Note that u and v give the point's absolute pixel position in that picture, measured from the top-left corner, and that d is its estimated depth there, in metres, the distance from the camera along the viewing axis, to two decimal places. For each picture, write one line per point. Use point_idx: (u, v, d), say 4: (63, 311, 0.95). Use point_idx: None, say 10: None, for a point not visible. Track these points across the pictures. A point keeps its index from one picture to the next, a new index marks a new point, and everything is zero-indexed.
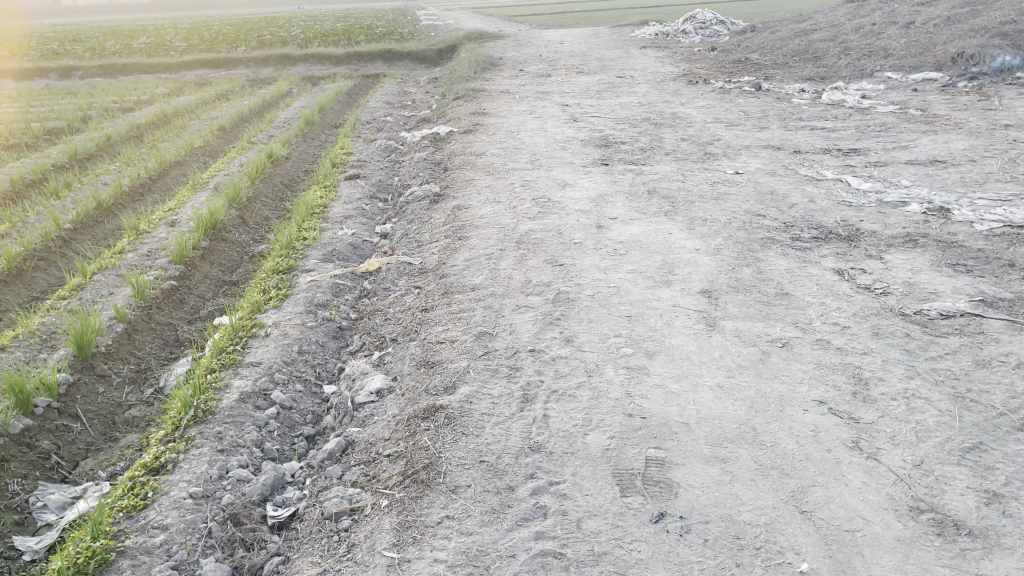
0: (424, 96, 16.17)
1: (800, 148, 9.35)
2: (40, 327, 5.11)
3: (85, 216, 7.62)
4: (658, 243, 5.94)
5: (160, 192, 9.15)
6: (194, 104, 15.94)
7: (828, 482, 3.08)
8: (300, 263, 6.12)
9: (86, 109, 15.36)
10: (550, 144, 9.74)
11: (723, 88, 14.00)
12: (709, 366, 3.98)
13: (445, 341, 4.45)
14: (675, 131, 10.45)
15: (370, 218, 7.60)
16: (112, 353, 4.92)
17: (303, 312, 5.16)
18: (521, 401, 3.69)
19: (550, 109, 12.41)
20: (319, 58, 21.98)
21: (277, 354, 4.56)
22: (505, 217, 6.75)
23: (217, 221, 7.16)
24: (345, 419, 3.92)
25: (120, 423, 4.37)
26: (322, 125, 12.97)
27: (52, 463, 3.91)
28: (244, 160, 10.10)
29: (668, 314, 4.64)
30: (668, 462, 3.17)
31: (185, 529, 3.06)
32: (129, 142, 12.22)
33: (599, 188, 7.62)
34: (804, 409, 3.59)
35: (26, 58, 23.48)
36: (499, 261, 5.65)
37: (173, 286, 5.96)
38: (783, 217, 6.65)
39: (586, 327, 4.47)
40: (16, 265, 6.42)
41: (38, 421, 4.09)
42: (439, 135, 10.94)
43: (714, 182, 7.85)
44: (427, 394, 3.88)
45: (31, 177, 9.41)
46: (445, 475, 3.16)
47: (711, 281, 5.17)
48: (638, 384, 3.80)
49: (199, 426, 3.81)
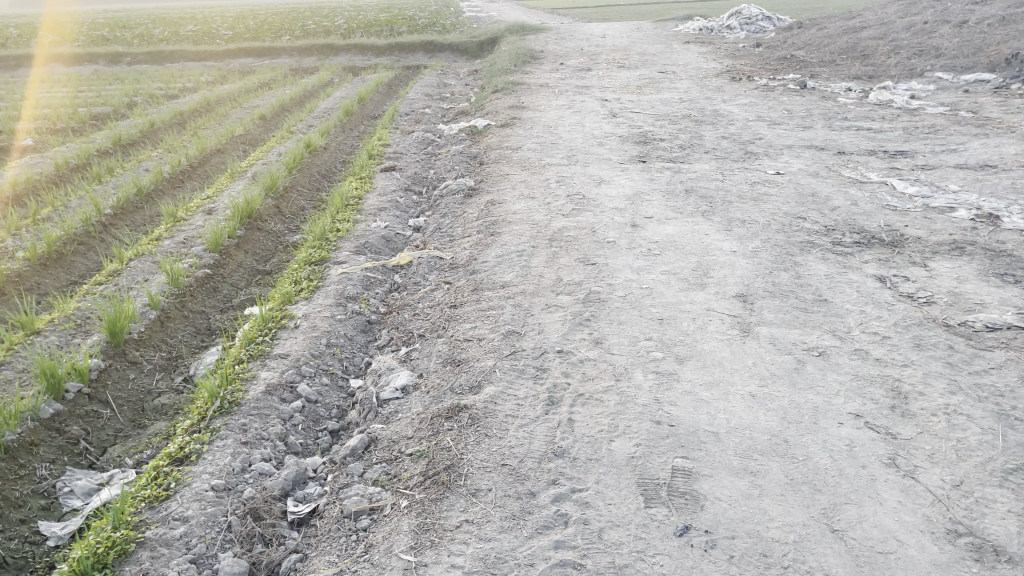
0: (464, 88, 16.13)
1: (844, 148, 9.13)
2: (76, 312, 5.17)
3: (125, 202, 7.72)
4: (693, 244, 5.82)
5: (199, 179, 9.24)
6: (237, 92, 16.11)
7: (862, 500, 2.97)
8: (332, 255, 6.12)
9: (132, 95, 15.59)
10: (587, 140, 9.64)
11: (767, 85, 13.74)
12: (741, 374, 3.88)
13: (472, 339, 4.40)
14: (715, 129, 10.27)
15: (403, 211, 7.58)
16: (144, 340, 4.95)
17: (332, 304, 5.15)
18: (547, 403, 3.62)
19: (589, 104, 12.29)
20: (361, 48, 22.07)
21: (305, 346, 4.55)
22: (538, 213, 6.68)
23: (253, 211, 7.21)
24: (370, 415, 3.89)
25: (149, 410, 4.40)
26: (361, 115, 13.01)
27: (81, 449, 3.94)
28: (283, 150, 10.16)
29: (701, 318, 4.53)
30: (695, 473, 3.08)
31: (206, 521, 3.05)
32: (172, 129, 12.37)
33: (636, 185, 7.52)
34: (838, 422, 3.47)
35: (76, 44, 23.95)
36: (530, 258, 5.59)
37: (207, 274, 6.00)
38: (824, 220, 6.49)
39: (616, 329, 4.39)
40: (56, 249, 6.52)
41: (69, 406, 4.13)
42: (476, 128, 10.89)
43: (754, 182, 7.69)
44: (452, 393, 3.84)
45: (75, 161, 9.57)
46: (466, 478, 3.11)
47: (747, 284, 5.05)
48: (668, 391, 3.71)
49: (224, 417, 3.81)
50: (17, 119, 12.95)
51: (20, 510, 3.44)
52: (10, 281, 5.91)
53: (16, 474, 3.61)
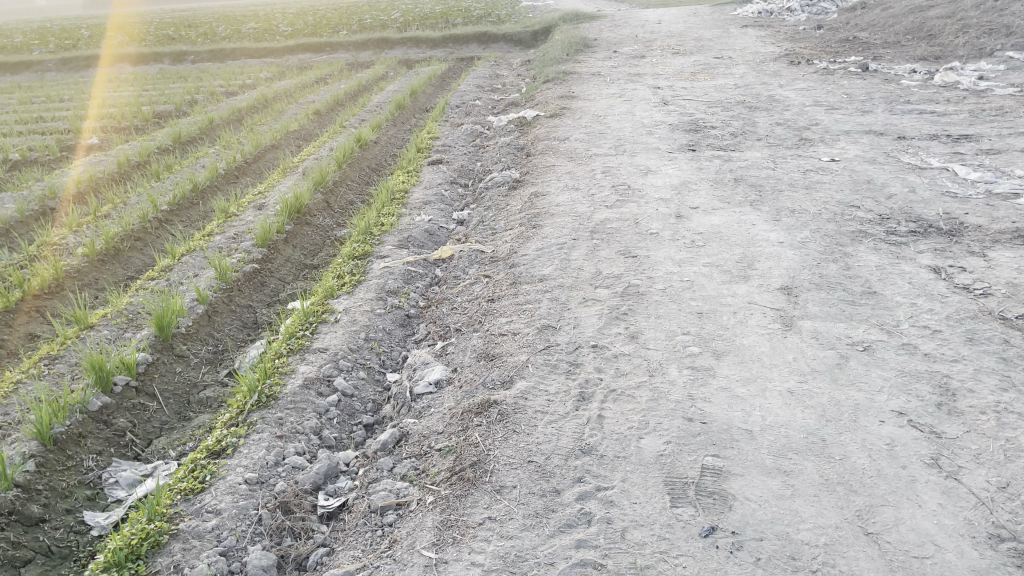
0: (516, 79, 16.10)
1: (905, 133, 8.80)
2: (128, 307, 5.33)
3: (180, 198, 7.93)
4: (739, 235, 5.68)
5: (252, 175, 9.43)
6: (293, 88, 16.37)
7: (900, 502, 2.85)
8: (376, 249, 6.17)
9: (193, 93, 15.98)
10: (637, 129, 9.51)
11: (826, 69, 13.34)
12: (780, 369, 3.77)
13: (507, 334, 4.39)
14: (770, 115, 10.01)
15: (449, 204, 7.60)
16: (191, 334, 5.08)
17: (373, 298, 5.19)
18: (578, 399, 3.59)
19: (641, 92, 12.12)
20: (416, 41, 22.21)
21: (344, 341, 4.60)
22: (582, 205, 6.62)
23: (302, 206, 7.33)
24: (403, 410, 3.91)
25: (194, 402, 4.51)
26: (412, 109, 13.09)
27: (127, 441, 4.07)
28: (334, 145, 10.29)
29: (742, 311, 4.43)
30: (724, 472, 3.01)
31: (237, 514, 3.11)
32: (229, 125, 12.65)
33: (683, 175, 7.38)
34: (880, 420, 3.35)
35: (143, 43, 24.69)
36: (571, 251, 5.54)
37: (254, 269, 6.12)
38: (879, 208, 6.27)
39: (653, 324, 4.32)
40: (113, 245, 6.75)
41: (117, 399, 4.27)
42: (525, 119, 10.85)
43: (807, 169, 7.47)
44: (483, 388, 3.84)
45: (136, 159, 9.87)
46: (492, 474, 3.10)
47: (793, 276, 4.91)
48: (702, 387, 3.63)
49: (262, 411, 3.88)
50: (84, 119, 13.42)
51: (67, 500, 3.58)
52: (69, 277, 6.13)
53: (65, 465, 3.76)
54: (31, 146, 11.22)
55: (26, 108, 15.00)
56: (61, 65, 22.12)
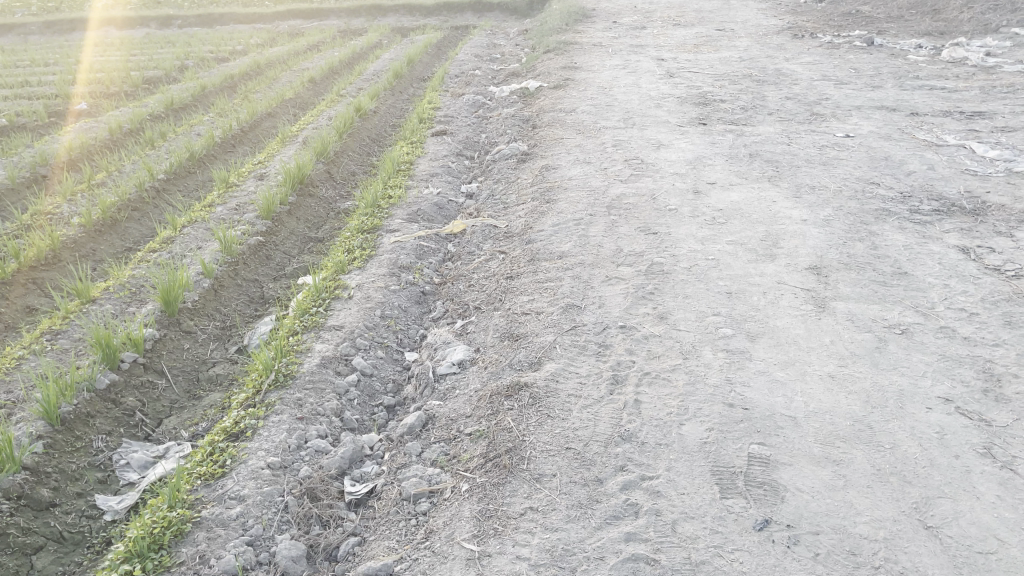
0: (514, 49, 15.80)
1: (917, 109, 8.67)
2: (131, 280, 5.14)
3: (177, 167, 7.68)
4: (761, 212, 5.54)
5: (250, 144, 9.18)
6: (286, 55, 16.00)
7: (957, 494, 2.75)
8: (385, 223, 5.99)
9: (183, 59, 15.57)
10: (644, 102, 9.31)
11: (832, 43, 13.15)
12: (818, 353, 3.65)
13: (531, 313, 4.24)
14: (779, 89, 9.84)
15: (455, 176, 7.41)
16: (198, 309, 4.90)
17: (386, 274, 5.02)
18: (611, 383, 3.46)
19: (645, 64, 11.90)
20: (410, 9, 21.77)
21: (359, 318, 4.43)
22: (595, 179, 6.46)
23: (305, 176, 7.12)
24: (426, 391, 3.77)
25: (204, 380, 4.35)
26: (410, 78, 12.80)
27: (137, 420, 3.91)
28: (333, 114, 10.03)
29: (772, 291, 4.30)
30: (773, 462, 2.89)
31: (262, 501, 2.96)
32: (223, 93, 12.32)
33: (696, 149, 7.22)
34: (926, 407, 3.24)
35: (129, 7, 24.10)
36: (589, 227, 5.39)
37: (259, 242, 5.93)
38: (899, 186, 6.14)
39: (682, 304, 4.19)
40: (110, 215, 6.53)
41: (124, 377, 4.09)
42: (528, 90, 10.62)
43: (822, 145, 7.33)
44: (510, 369, 3.70)
45: (128, 126, 9.57)
46: (529, 461, 2.97)
47: (820, 255, 4.78)
48: (739, 371, 3.51)
49: (280, 391, 3.72)
50: (72, 84, 13.04)
51: (77, 483, 3.43)
52: (65, 248, 5.92)
53: (73, 446, 3.60)
54: (18, 111, 10.87)
55: (12, 73, 14.54)
56: (45, 28, 21.40)
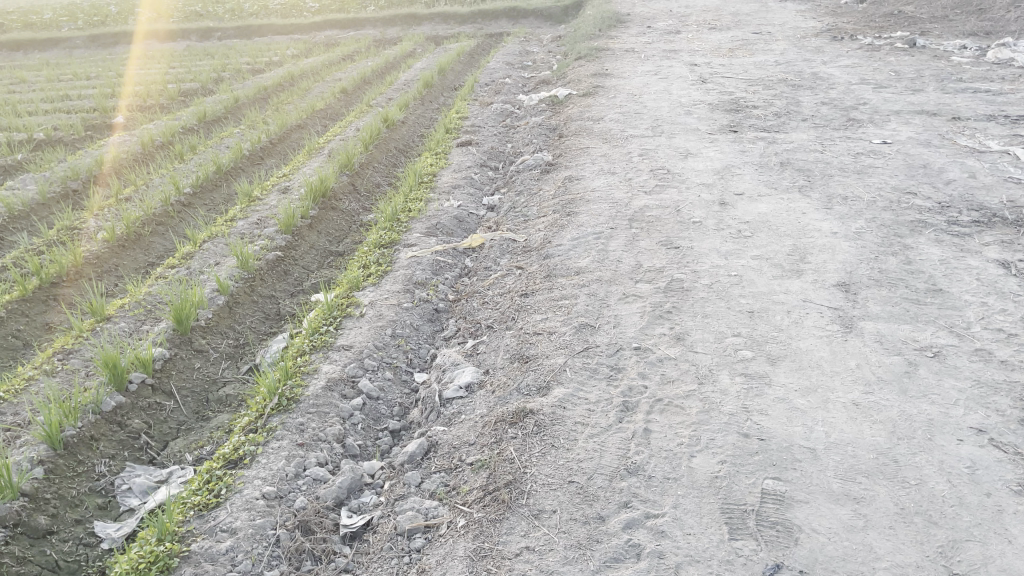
0: (546, 55, 15.69)
1: (959, 113, 8.34)
2: (146, 298, 5.13)
3: (203, 181, 7.72)
4: (789, 225, 5.34)
5: (278, 156, 9.20)
6: (320, 65, 16.10)
7: (987, 538, 2.54)
8: (403, 237, 5.91)
9: (219, 71, 15.76)
10: (674, 109, 9.12)
11: (871, 44, 12.78)
12: (843, 378, 3.46)
13: (543, 334, 4.11)
14: (814, 94, 9.57)
15: (478, 187, 7.31)
16: (211, 327, 4.85)
17: (399, 291, 4.93)
18: (621, 410, 3.30)
19: (677, 69, 11.70)
20: (445, 17, 21.80)
21: (369, 338, 4.34)
22: (618, 190, 6.30)
23: (327, 189, 7.08)
24: (431, 416, 3.65)
25: (213, 401, 4.30)
26: (441, 87, 12.77)
27: (142, 443, 3.87)
28: (361, 124, 10.03)
29: (796, 310, 4.10)
30: (788, 499, 2.72)
31: (253, 535, 2.87)
32: (256, 104, 12.41)
33: (725, 158, 7.01)
34: (957, 439, 3.02)
35: (171, 20, 24.56)
36: (609, 241, 5.24)
37: (277, 257, 5.89)
38: (937, 195, 5.88)
39: (700, 324, 4.01)
40: (134, 230, 6.56)
41: (132, 398, 4.05)
42: (557, 98, 10.49)
43: (857, 153, 7.07)
44: (518, 394, 3.57)
45: (160, 139, 9.67)
46: (529, 496, 2.83)
47: (849, 271, 4.56)
48: (757, 398, 3.32)
49: (282, 415, 3.63)
50: (111, 97, 13.27)
51: (76, 509, 3.39)
52: (88, 263, 5.95)
53: (75, 471, 3.55)
54: (56, 125, 11.07)
55: (54, 86, 14.86)
56: (90, 41, 21.87)
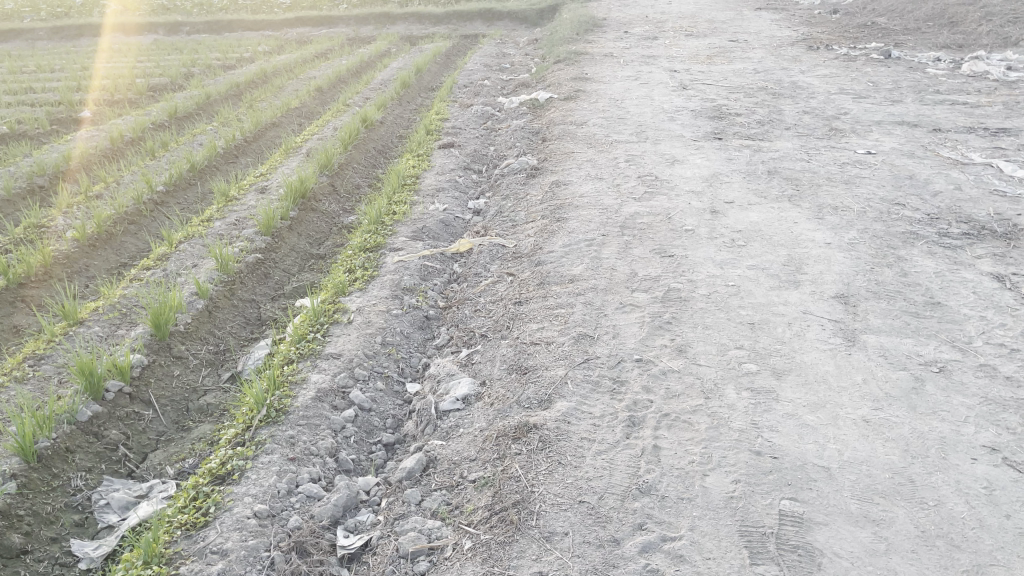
0: (524, 58, 15.61)
1: (939, 125, 8.40)
2: (121, 301, 4.91)
3: (177, 179, 7.48)
4: (782, 234, 5.29)
5: (253, 155, 8.97)
6: (294, 63, 15.83)
7: (1011, 562, 2.48)
8: (388, 241, 5.76)
9: (189, 67, 15.41)
10: (657, 115, 9.07)
11: (848, 55, 12.89)
12: (851, 394, 3.39)
13: (541, 344, 3.99)
14: (795, 103, 9.58)
15: (462, 191, 7.17)
16: (190, 333, 4.66)
17: (387, 297, 4.79)
18: (628, 425, 3.20)
19: (657, 75, 11.67)
20: (419, 17, 21.61)
21: (358, 346, 4.19)
22: (607, 196, 6.21)
23: (307, 190, 6.90)
24: (428, 429, 3.52)
25: (194, 411, 4.11)
26: (418, 87, 12.60)
27: (120, 455, 3.68)
28: (339, 124, 9.84)
29: (798, 323, 4.03)
30: (807, 521, 2.64)
31: (246, 557, 2.71)
32: (228, 101, 12.13)
33: (712, 166, 6.97)
34: (971, 458, 2.97)
35: (137, 13, 24.03)
36: (601, 249, 5.15)
37: (257, 259, 5.70)
38: (926, 207, 5.88)
39: (701, 336, 3.93)
40: (106, 229, 6.32)
41: (108, 408, 3.86)
42: (538, 101, 10.39)
43: (843, 162, 7.06)
44: (519, 407, 3.45)
45: (129, 135, 9.38)
46: (538, 517, 2.72)
47: (847, 283, 4.52)
48: (766, 414, 3.24)
49: (271, 427, 3.47)
50: (77, 91, 12.88)
51: (52, 527, 3.19)
52: (57, 263, 5.71)
53: (49, 486, 3.36)
54: (20, 118, 10.70)
55: (17, 78, 14.40)
56: (53, 33, 21.28)
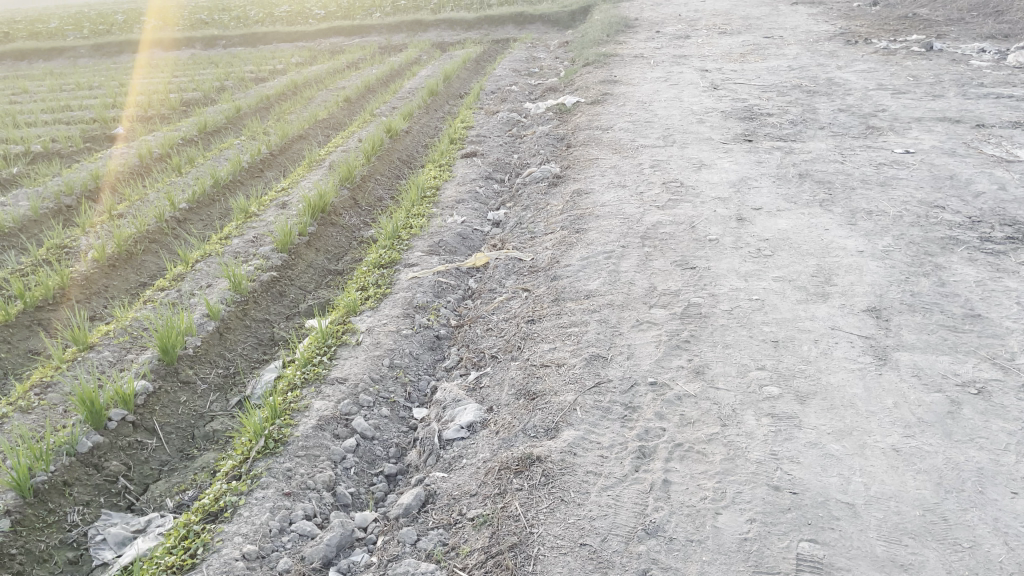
0: (553, 62, 15.43)
1: (984, 120, 8.02)
2: (132, 324, 4.86)
3: (200, 195, 7.48)
4: (811, 242, 5.04)
5: (278, 169, 8.95)
6: (324, 73, 15.87)
7: None
8: (404, 257, 5.64)
9: (222, 80, 15.56)
10: (685, 117, 8.83)
11: (887, 48, 12.46)
12: (880, 420, 3.15)
13: (551, 366, 3.81)
14: (830, 100, 9.25)
15: (483, 202, 7.03)
16: (199, 356, 4.58)
17: (398, 316, 4.65)
18: (637, 456, 3.01)
19: (688, 76, 11.41)
20: (451, 23, 21.57)
21: (364, 370, 4.06)
22: (629, 205, 6.01)
23: (327, 204, 6.82)
24: (430, 459, 3.37)
25: (199, 438, 4.02)
26: (446, 95, 12.52)
27: (120, 488, 3.60)
28: (364, 135, 9.78)
29: (825, 340, 3.80)
30: (828, 566, 2.42)
31: None
32: (257, 114, 12.18)
33: (741, 170, 6.72)
34: (1011, 493, 2.73)
35: (175, 28, 24.41)
36: (620, 261, 4.95)
37: (272, 277, 5.62)
38: (967, 209, 5.56)
39: (721, 356, 3.71)
40: (126, 248, 6.31)
41: (110, 438, 3.78)
42: (564, 107, 10.21)
43: (879, 163, 6.76)
44: (524, 437, 3.28)
45: (158, 151, 9.45)
46: (536, 561, 2.55)
47: (879, 294, 4.26)
48: (786, 443, 3.02)
49: (268, 459, 3.35)
50: (112, 108, 13.07)
51: (45, 566, 3.11)
52: (76, 284, 5.70)
53: (44, 522, 3.27)
54: (55, 136, 10.87)
55: (56, 96, 14.67)
56: (94, 50, 21.71)
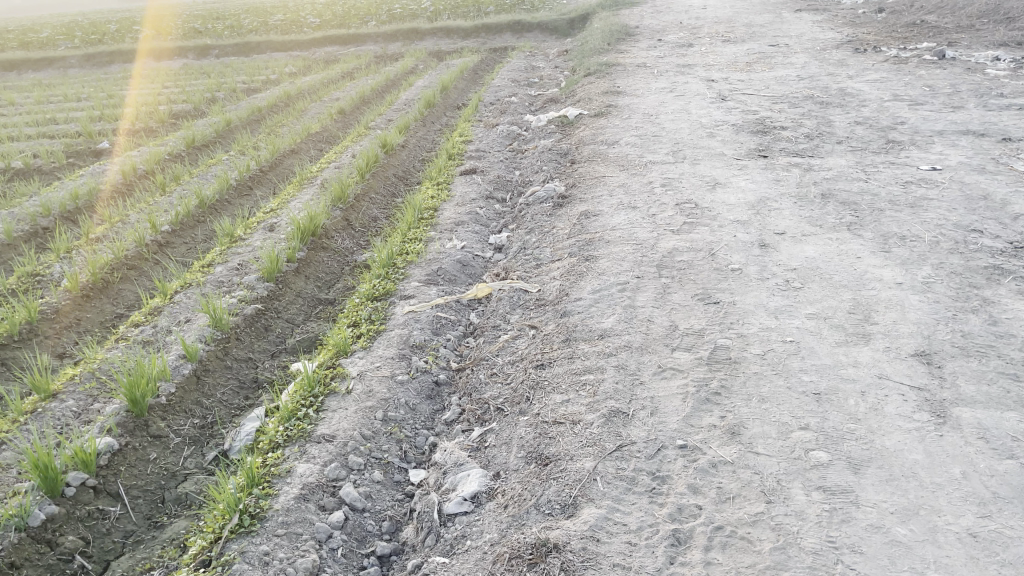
0: (553, 71, 15.01)
1: (1010, 133, 7.61)
2: (101, 367, 4.42)
3: (184, 217, 7.06)
4: (843, 273, 4.62)
5: (268, 186, 8.53)
6: (318, 83, 15.46)
7: None
8: (399, 287, 5.22)
9: (214, 90, 15.14)
10: (695, 130, 8.42)
11: (898, 56, 12.06)
12: (949, 495, 2.73)
13: (566, 423, 3.39)
14: (845, 112, 8.84)
15: (484, 224, 6.61)
16: (172, 405, 4.14)
17: (393, 358, 4.22)
18: (671, 544, 2.60)
19: (693, 86, 11.00)
20: (447, 31, 21.16)
21: (355, 425, 3.63)
22: (642, 228, 5.58)
23: (317, 227, 6.39)
24: (428, 540, 2.94)
25: (170, 503, 3.58)
26: (444, 106, 12.12)
27: (76, 567, 3.15)
28: (358, 150, 9.36)
29: (874, 393, 3.37)
30: None
31: None
32: (248, 127, 11.77)
33: (758, 189, 6.30)
34: None
35: (168, 37, 23.98)
36: (636, 294, 4.53)
37: (257, 310, 5.19)
38: (1007, 233, 5.15)
39: (757, 412, 3.28)
40: (102, 276, 5.88)
41: (67, 507, 3.34)
42: (567, 119, 9.80)
43: (906, 181, 6.34)
44: (537, 514, 2.86)
45: (142, 168, 9.02)
46: None
47: (927, 336, 3.83)
48: (845, 527, 2.60)
49: (243, 539, 2.91)
50: (99, 121, 12.65)
51: None
52: (45, 318, 5.27)
53: None
54: (37, 151, 10.45)
55: (42, 108, 14.25)
56: (84, 61, 21.30)
